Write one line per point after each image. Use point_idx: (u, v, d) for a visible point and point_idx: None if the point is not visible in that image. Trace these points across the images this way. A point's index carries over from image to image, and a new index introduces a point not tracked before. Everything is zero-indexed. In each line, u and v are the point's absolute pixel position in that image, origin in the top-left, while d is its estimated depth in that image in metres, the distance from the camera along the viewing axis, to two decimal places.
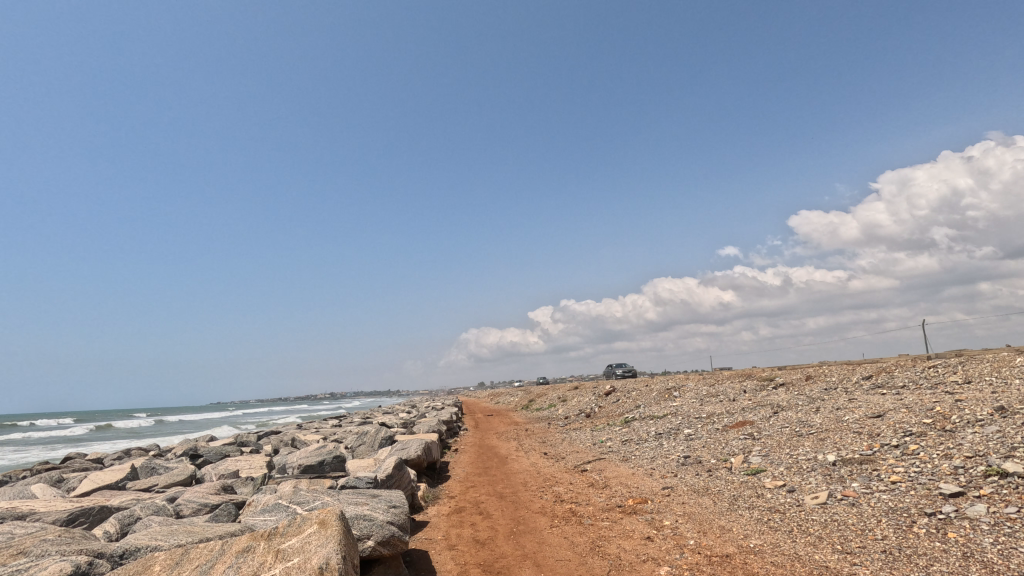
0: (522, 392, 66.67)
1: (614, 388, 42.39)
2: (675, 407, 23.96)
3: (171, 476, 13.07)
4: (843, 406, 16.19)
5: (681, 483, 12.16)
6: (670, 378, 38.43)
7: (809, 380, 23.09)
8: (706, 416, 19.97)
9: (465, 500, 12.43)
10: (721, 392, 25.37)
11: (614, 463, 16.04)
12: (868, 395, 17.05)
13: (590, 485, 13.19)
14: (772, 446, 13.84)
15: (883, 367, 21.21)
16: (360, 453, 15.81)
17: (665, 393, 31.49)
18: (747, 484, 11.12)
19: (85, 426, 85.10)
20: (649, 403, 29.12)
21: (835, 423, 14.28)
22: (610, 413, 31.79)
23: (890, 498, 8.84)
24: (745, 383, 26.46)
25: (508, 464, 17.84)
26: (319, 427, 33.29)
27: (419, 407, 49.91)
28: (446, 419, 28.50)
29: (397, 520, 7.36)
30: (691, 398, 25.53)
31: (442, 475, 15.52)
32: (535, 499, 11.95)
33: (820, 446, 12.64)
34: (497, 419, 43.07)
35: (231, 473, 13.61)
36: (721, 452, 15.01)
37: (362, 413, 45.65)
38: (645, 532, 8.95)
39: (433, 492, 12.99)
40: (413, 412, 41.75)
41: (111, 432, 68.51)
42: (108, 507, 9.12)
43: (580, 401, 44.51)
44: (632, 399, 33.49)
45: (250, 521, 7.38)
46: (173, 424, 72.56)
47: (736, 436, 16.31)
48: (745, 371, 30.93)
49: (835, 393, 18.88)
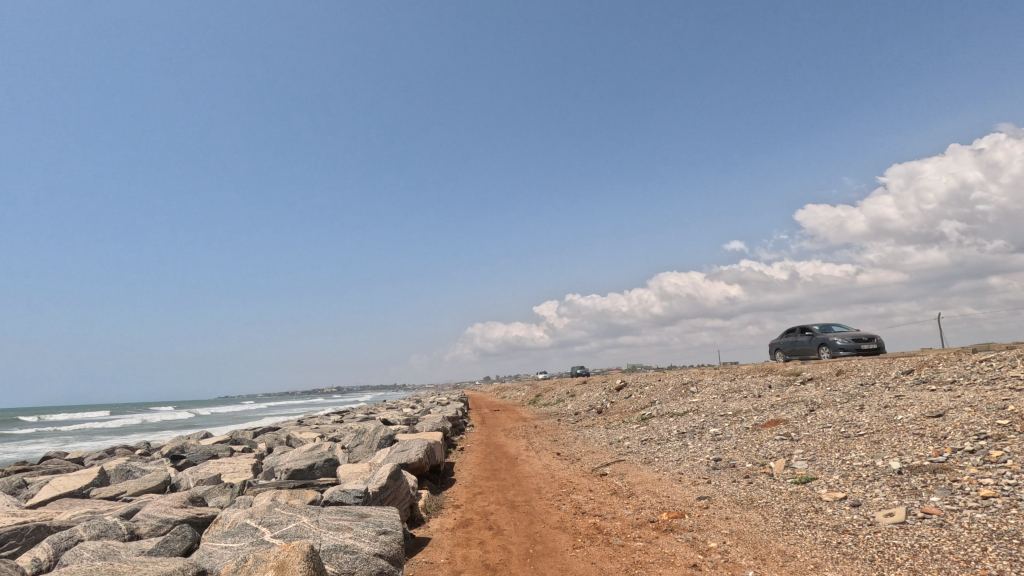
0: (529, 387, 65.20)
1: (625, 383, 40.97)
2: (696, 403, 22.43)
3: (144, 482, 11.68)
4: (890, 403, 14.62)
5: (719, 492, 10.62)
6: (685, 372, 36.95)
7: (840, 374, 21.51)
8: (732, 414, 18.45)
9: (472, 511, 10.98)
10: (744, 387, 23.84)
11: (636, 467, 14.50)
12: (915, 391, 15.48)
13: (613, 493, 11.66)
14: (818, 450, 12.26)
15: (923, 361, 19.61)
16: (357, 455, 14.40)
17: (681, 388, 30.00)
18: (799, 495, 9.58)
19: (87, 422, 84.27)
20: (665, 399, 27.64)
21: (887, 423, 12.73)
22: (624, 409, 30.23)
23: (988, 517, 7.30)
24: (769, 378, 24.89)
25: (518, 466, 16.41)
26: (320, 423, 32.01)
27: (423, 403, 48.53)
28: (451, 415, 27.03)
29: (388, 550, 5.89)
30: (711, 394, 23.93)
31: (446, 480, 14.06)
32: (552, 512, 10.47)
33: (876, 450, 11.10)
34: (504, 415, 41.74)
35: (211, 477, 12.21)
36: (757, 455, 13.46)
37: (365, 408, 44.42)
38: (689, 557, 7.46)
39: (435, 501, 11.54)
40: (418, 407, 40.48)
41: (111, 427, 67.72)
42: (49, 525, 7.71)
43: (589, 397, 42.97)
44: (647, 395, 31.92)
45: (206, 550, 5.95)
46: (174, 420, 71.45)
47: (770, 437, 14.75)
48: (767, 365, 29.35)
49: (876, 389, 17.30)
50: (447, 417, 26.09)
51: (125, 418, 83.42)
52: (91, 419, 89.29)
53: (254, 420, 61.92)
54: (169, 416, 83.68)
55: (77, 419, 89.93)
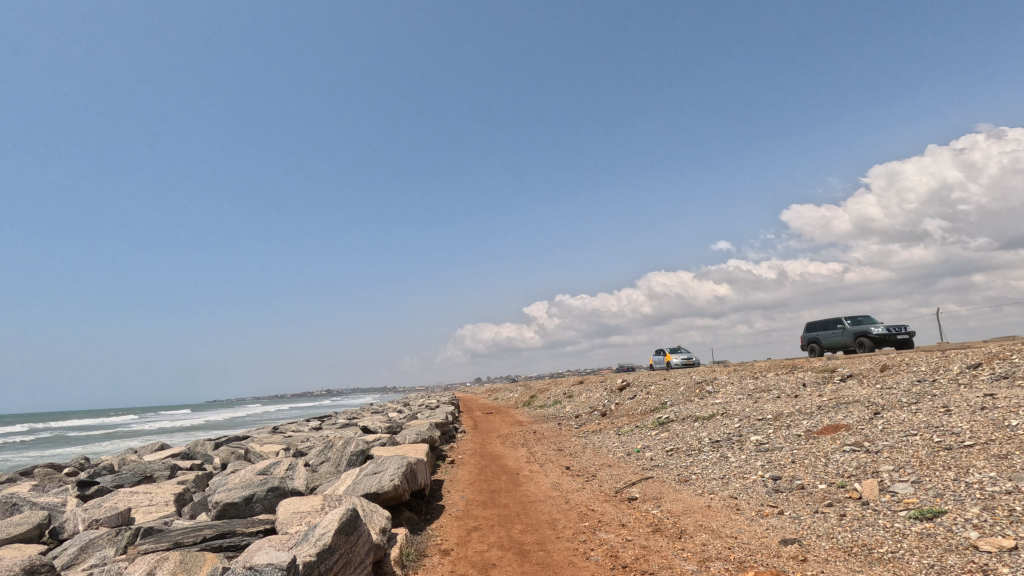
0: (523, 387, 62.12)
1: (628, 382, 38.25)
2: (720, 405, 19.65)
3: (16, 524, 8.57)
4: (982, 404, 11.87)
5: (809, 533, 7.68)
6: (693, 371, 34.30)
7: (886, 371, 18.85)
8: (772, 418, 15.67)
9: (467, 560, 7.97)
10: (772, 386, 21.12)
11: (672, 489, 11.53)
12: (1004, 388, 12.76)
13: (656, 531, 8.68)
14: (918, 469, 9.39)
15: (986, 354, 16.98)
16: (318, 480, 11.39)
17: (696, 387, 27.29)
18: (937, 542, 6.67)
19: (57, 429, 79.86)
20: (679, 400, 24.88)
21: (1000, 429, 9.93)
22: (632, 412, 27.35)
23: None
24: (798, 376, 22.20)
25: (523, 486, 13.45)
26: (295, 432, 28.78)
27: (410, 406, 45.43)
28: (440, 421, 23.93)
29: None
30: (736, 395, 21.09)
31: (432, 509, 11.05)
32: (578, 564, 7.45)
33: (1012, 469, 8.25)
34: (498, 418, 38.74)
35: (115, 513, 9.11)
36: (828, 474, 10.57)
37: (348, 413, 41.22)
38: None
39: (416, 545, 8.49)
40: (405, 412, 37.34)
41: (77, 434, 63.55)
42: None
43: (589, 398, 40.08)
44: (656, 395, 29.07)
45: None
46: (150, 426, 67.62)
47: (836, 448, 11.89)
48: (789, 364, 26.71)
49: (944, 386, 14.59)
50: (436, 423, 23.02)
51: (100, 426, 79.33)
52: (66, 426, 85.06)
53: (232, 425, 58.21)
54: (146, 423, 79.67)
55: (50, 426, 85.68)
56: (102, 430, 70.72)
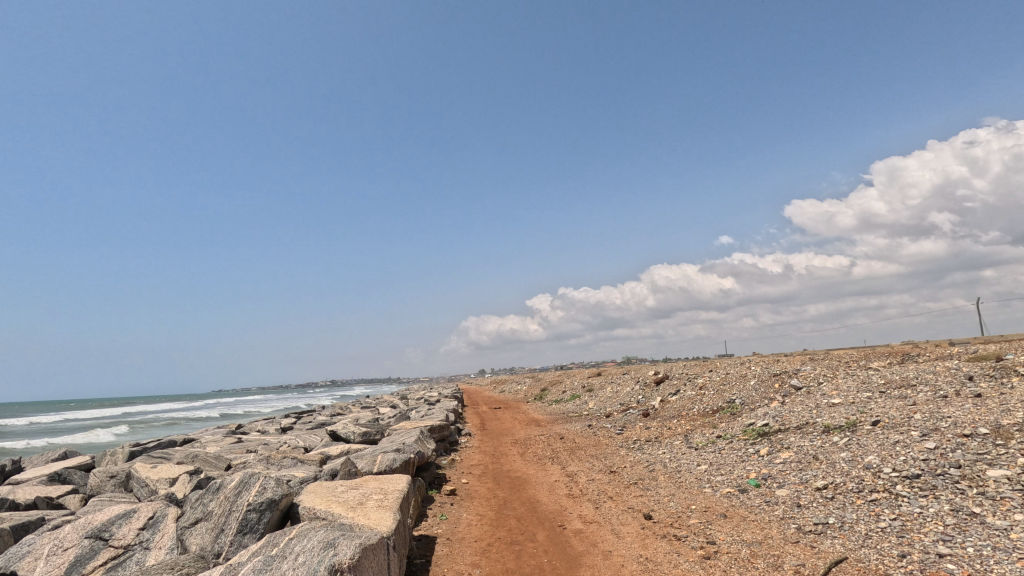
0: (533, 379, 55.48)
1: (665, 374, 31.90)
2: (852, 409, 13.23)
3: None
4: None
5: None
6: (752, 361, 27.98)
7: None
8: (1000, 435, 9.17)
9: None
10: (915, 382, 14.66)
11: None
12: None
13: None
14: None
15: None
16: None
17: (774, 380, 20.85)
18: None
19: (25, 419, 73.77)
20: (762, 400, 18.46)
21: None
22: (688, 413, 21.04)
23: None
24: (942, 367, 15.73)
25: (587, 572, 6.93)
26: (254, 436, 22.46)
27: (405, 401, 39.05)
28: (436, 426, 17.46)
29: None
30: (862, 394, 14.60)
31: None
32: None
33: None
34: (511, 416, 32.33)
35: None
36: None
37: (333, 409, 35.02)
38: None
39: None
40: (401, 408, 31.11)
41: (34, 425, 57.45)
42: None
43: (617, 392, 33.63)
44: (716, 392, 22.45)
45: None
46: (126, 418, 61.53)
47: None
48: (899, 353, 20.34)
49: None
50: (430, 431, 16.61)
51: (75, 417, 73.21)
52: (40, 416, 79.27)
53: (206, 420, 51.83)
54: (125, 415, 73.61)
55: (24, 416, 79.78)
56: (66, 420, 64.41)
